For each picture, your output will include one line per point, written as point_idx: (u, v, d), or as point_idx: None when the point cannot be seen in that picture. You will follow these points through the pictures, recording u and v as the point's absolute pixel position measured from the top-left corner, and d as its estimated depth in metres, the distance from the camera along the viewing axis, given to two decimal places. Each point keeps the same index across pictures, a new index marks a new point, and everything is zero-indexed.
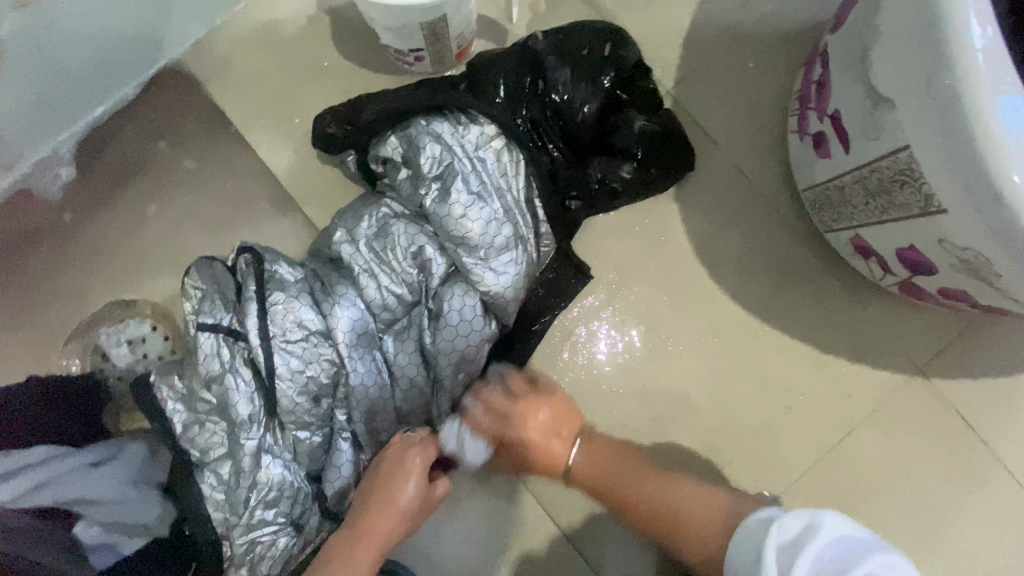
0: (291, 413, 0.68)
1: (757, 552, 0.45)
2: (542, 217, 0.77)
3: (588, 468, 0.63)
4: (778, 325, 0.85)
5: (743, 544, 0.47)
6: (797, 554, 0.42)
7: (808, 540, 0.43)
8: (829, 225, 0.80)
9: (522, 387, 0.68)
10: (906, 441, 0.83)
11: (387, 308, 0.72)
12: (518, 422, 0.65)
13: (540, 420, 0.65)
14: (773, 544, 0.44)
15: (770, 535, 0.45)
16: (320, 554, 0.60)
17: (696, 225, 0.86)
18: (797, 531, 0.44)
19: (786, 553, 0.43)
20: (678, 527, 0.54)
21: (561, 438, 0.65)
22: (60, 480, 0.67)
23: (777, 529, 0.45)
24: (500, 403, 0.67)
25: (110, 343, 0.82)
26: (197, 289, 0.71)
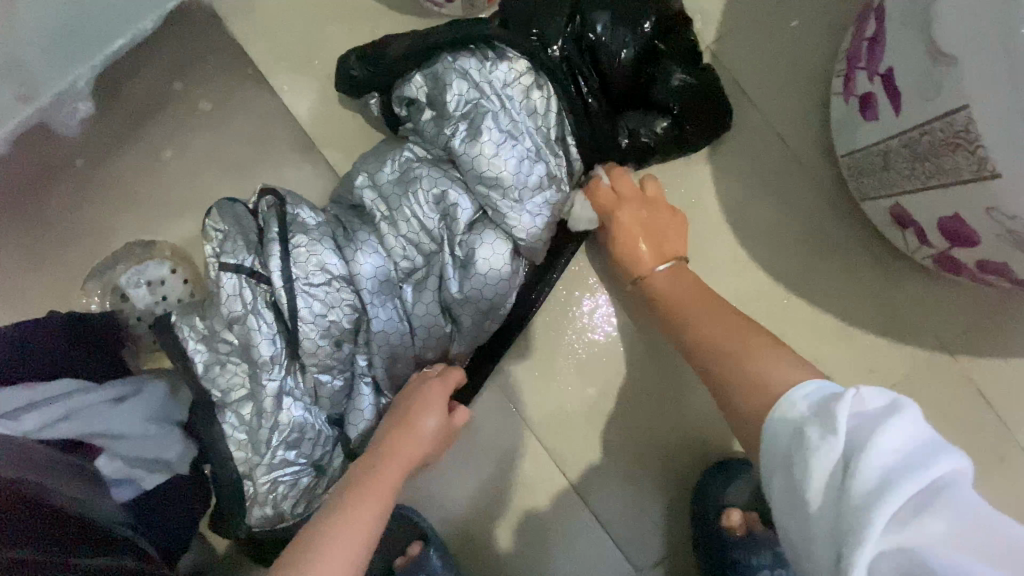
0: (313, 355, 0.68)
1: (824, 409, 0.42)
2: (576, 158, 0.76)
3: (671, 282, 0.70)
4: (804, 295, 0.83)
5: (796, 409, 0.45)
6: (875, 429, 0.39)
7: (887, 418, 0.40)
8: (868, 192, 0.77)
9: (610, 198, 0.74)
10: (926, 417, 0.82)
11: (409, 257, 0.71)
12: (642, 211, 0.74)
13: (651, 232, 0.73)
14: (848, 412, 0.41)
15: (840, 402, 0.42)
16: (340, 482, 0.57)
17: (727, 188, 0.84)
18: (876, 409, 0.41)
19: (863, 427, 0.40)
20: (739, 359, 0.54)
21: (660, 254, 0.73)
22: (82, 413, 0.67)
23: (852, 397, 0.42)
24: (627, 211, 0.73)
25: (130, 285, 0.82)
26: (218, 231, 0.69)
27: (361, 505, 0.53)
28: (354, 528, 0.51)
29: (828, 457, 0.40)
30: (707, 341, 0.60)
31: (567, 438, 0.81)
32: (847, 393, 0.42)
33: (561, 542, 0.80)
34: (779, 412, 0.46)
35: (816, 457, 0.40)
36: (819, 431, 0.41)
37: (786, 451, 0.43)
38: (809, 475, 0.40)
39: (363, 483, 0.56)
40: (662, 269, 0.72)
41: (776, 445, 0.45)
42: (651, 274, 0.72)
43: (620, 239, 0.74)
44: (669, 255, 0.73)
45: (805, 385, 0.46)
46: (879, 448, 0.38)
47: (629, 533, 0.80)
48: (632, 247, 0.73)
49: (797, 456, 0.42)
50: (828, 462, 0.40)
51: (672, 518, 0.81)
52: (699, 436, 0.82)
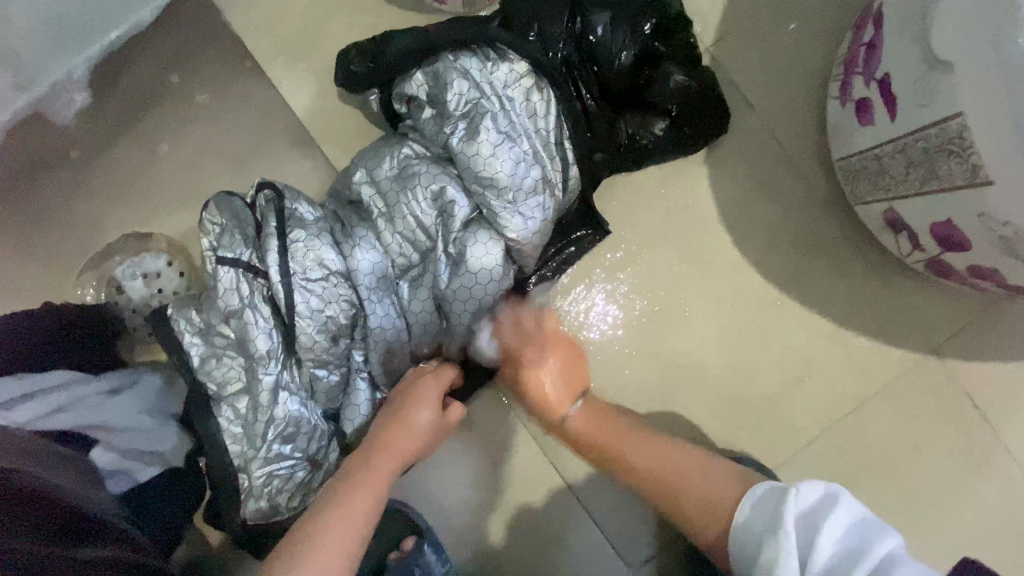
0: (309, 350, 0.68)
1: (774, 514, 0.48)
2: (572, 160, 0.74)
3: (589, 423, 0.63)
4: (798, 297, 0.84)
5: (752, 513, 0.50)
6: (819, 527, 0.45)
7: (827, 511, 0.46)
8: (863, 196, 0.78)
9: (515, 340, 0.69)
10: (914, 419, 0.83)
11: (405, 254, 0.71)
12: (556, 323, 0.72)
13: (566, 371, 0.66)
14: (792, 511, 0.47)
15: (786, 501, 0.47)
16: (335, 473, 0.58)
17: (723, 190, 0.84)
18: (815, 504, 0.47)
19: (809, 523, 0.46)
20: (671, 502, 0.56)
21: (571, 391, 0.65)
22: (77, 405, 0.67)
23: (795, 496, 0.47)
24: (534, 352, 0.68)
25: (125, 277, 0.82)
26: (215, 225, 0.69)
27: (353, 497, 0.54)
28: (345, 520, 0.52)
29: (788, 560, 0.45)
30: (651, 476, 0.58)
31: (561, 435, 0.82)
32: (790, 491, 0.48)
33: (553, 538, 0.81)
34: (741, 520, 0.50)
35: (776, 564, 0.45)
36: (775, 538, 0.46)
37: (751, 559, 0.48)
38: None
39: (357, 474, 0.56)
40: (574, 408, 0.64)
41: (742, 549, 0.49)
42: (567, 416, 0.64)
43: (530, 391, 0.66)
44: (580, 389, 0.66)
45: (753, 487, 0.52)
46: (824, 541, 0.44)
47: (621, 530, 0.81)
48: (542, 398, 0.65)
49: (761, 563, 0.46)
50: (788, 567, 0.44)
51: (664, 516, 0.82)
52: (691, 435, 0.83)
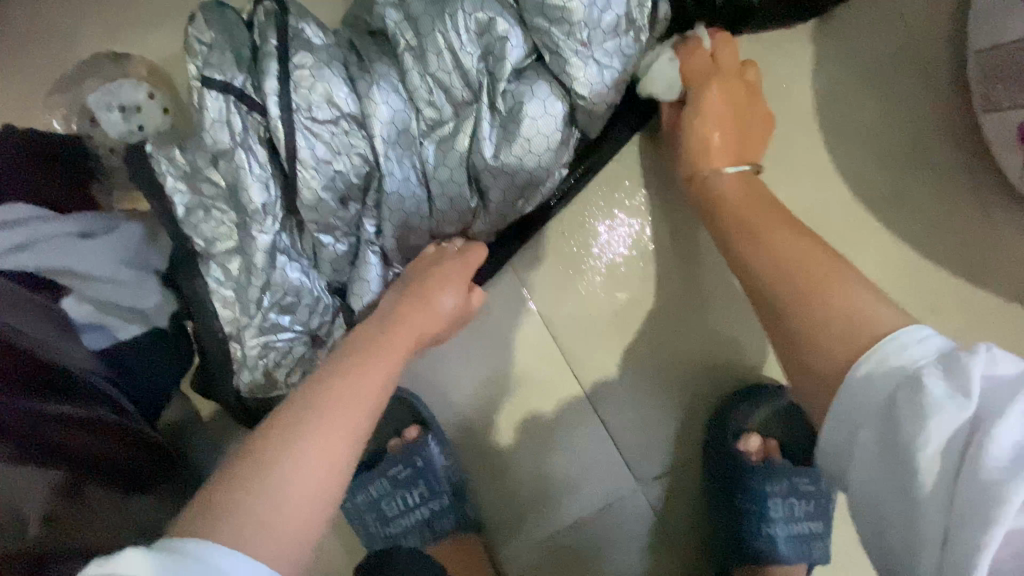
0: (314, 210, 0.57)
1: (947, 364, 0.35)
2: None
3: (743, 190, 0.58)
4: (880, 217, 0.72)
5: (908, 355, 0.38)
6: (1007, 399, 0.32)
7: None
8: (997, 101, 0.64)
9: (706, 62, 0.62)
10: None
11: (434, 104, 0.58)
12: (735, 87, 0.63)
13: (737, 119, 0.63)
14: (977, 367, 0.34)
15: (970, 355, 0.35)
16: (341, 344, 0.50)
17: (826, 77, 0.71)
18: (1011, 375, 0.34)
19: (996, 390, 0.33)
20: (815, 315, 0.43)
21: (737, 154, 0.62)
22: (45, 245, 0.58)
23: (984, 355, 0.35)
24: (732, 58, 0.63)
25: (99, 108, 0.68)
26: (202, 42, 0.55)
27: (361, 370, 0.46)
28: (351, 409, 0.42)
29: (953, 415, 0.33)
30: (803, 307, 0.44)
31: (587, 342, 0.74)
32: (975, 349, 0.35)
33: (561, 446, 0.74)
34: (884, 357, 0.38)
35: (942, 412, 0.33)
36: (942, 389, 0.34)
37: (884, 405, 0.37)
38: (927, 426, 0.34)
39: (368, 345, 0.49)
40: (733, 169, 0.60)
41: (875, 391, 0.38)
42: (718, 172, 0.60)
43: (699, 111, 0.62)
44: (747, 158, 0.62)
45: (911, 327, 0.39)
46: (1016, 414, 0.32)
47: (636, 450, 0.74)
48: (706, 136, 0.61)
49: (895, 417, 0.36)
50: (943, 429, 0.33)
51: (682, 440, 0.75)
52: (729, 358, 0.75)
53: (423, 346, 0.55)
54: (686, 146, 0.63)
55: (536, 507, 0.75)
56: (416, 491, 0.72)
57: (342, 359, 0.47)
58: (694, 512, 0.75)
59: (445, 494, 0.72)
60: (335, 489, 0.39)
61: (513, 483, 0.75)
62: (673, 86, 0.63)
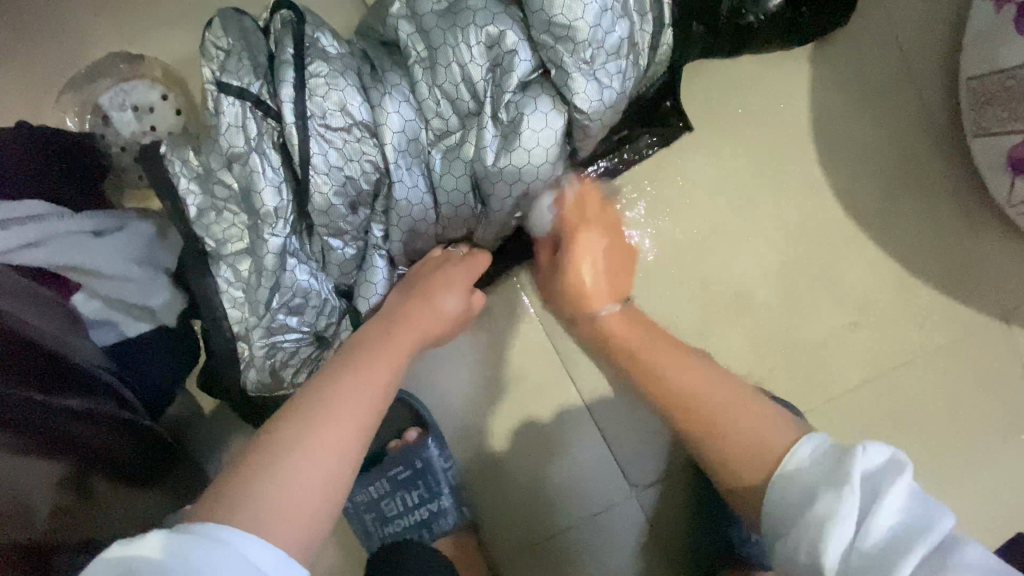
0: (324, 214, 0.58)
1: (832, 479, 0.39)
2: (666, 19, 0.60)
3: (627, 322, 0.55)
4: (873, 234, 0.74)
5: (803, 468, 0.41)
6: (883, 499, 0.38)
7: (895, 478, 0.38)
8: (987, 127, 0.66)
9: (574, 217, 0.62)
10: (978, 390, 0.72)
11: (443, 115, 0.59)
12: (603, 231, 0.63)
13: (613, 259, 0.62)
14: (860, 475, 0.39)
15: (854, 458, 0.39)
16: (348, 343, 0.52)
17: (824, 97, 0.74)
18: (881, 468, 0.39)
19: (874, 483, 0.39)
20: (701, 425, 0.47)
21: (615, 293, 0.58)
22: (59, 242, 0.58)
23: (862, 458, 0.39)
24: (594, 199, 0.64)
25: (112, 107, 0.70)
26: (219, 48, 0.57)
27: (367, 368, 0.47)
28: (359, 407, 0.44)
29: (847, 525, 0.38)
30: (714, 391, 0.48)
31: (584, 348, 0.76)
32: (854, 451, 0.40)
33: (558, 450, 0.76)
34: (785, 473, 0.42)
35: (838, 520, 0.38)
36: (833, 503, 0.38)
37: (795, 511, 0.40)
38: (826, 537, 0.38)
39: (375, 344, 0.50)
40: (610, 310, 0.56)
41: (782, 505, 0.41)
42: (599, 316, 0.56)
43: (571, 267, 0.60)
44: (623, 294, 0.59)
45: (803, 439, 0.43)
46: (890, 510, 0.37)
47: (631, 455, 0.76)
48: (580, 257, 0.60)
49: (801, 529, 0.39)
50: (843, 539, 0.37)
51: (675, 447, 0.76)
52: None
53: (428, 346, 0.56)
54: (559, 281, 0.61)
55: (532, 510, 0.76)
56: (416, 492, 0.74)
57: (350, 357, 0.49)
58: (686, 521, 0.76)
59: (444, 496, 0.73)
60: (341, 486, 0.41)
61: (509, 486, 0.76)
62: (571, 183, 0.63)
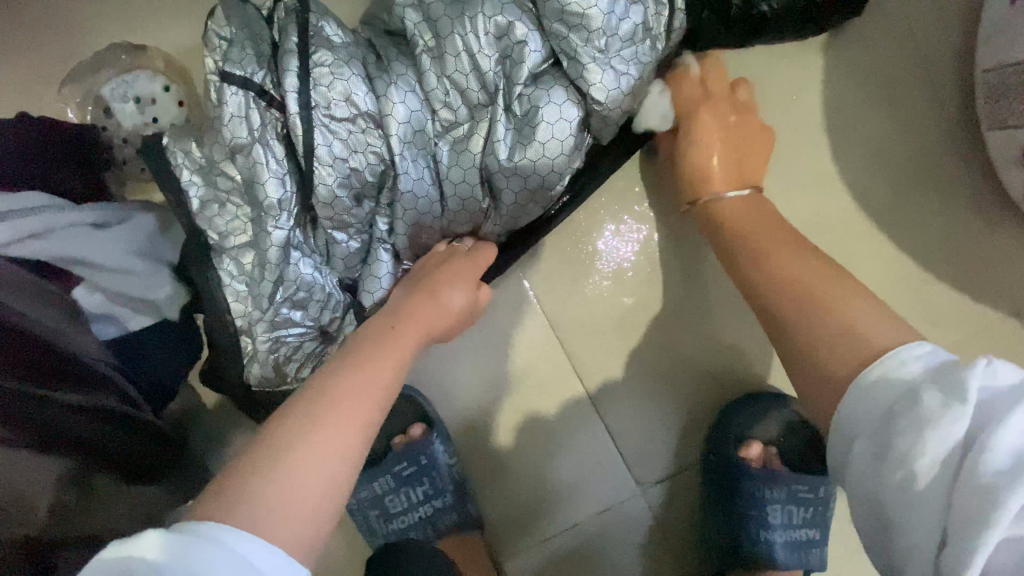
0: (328, 207, 0.57)
1: (940, 381, 0.36)
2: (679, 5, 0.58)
3: (750, 211, 0.61)
4: (884, 230, 0.72)
5: (903, 372, 0.38)
6: (1006, 407, 0.33)
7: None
8: (1003, 120, 0.64)
9: (694, 95, 0.66)
10: None
11: (450, 106, 0.58)
12: (728, 113, 0.66)
13: (734, 146, 0.65)
14: (976, 384, 0.34)
15: (974, 368, 0.35)
16: (352, 336, 0.51)
17: (835, 90, 0.72)
18: (1009, 386, 0.34)
19: (995, 399, 0.34)
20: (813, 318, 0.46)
21: (739, 176, 0.65)
22: (59, 234, 0.57)
23: (985, 368, 0.35)
24: (719, 80, 0.68)
25: (114, 98, 0.69)
26: (221, 37, 0.56)
27: (373, 361, 0.47)
28: (364, 399, 0.43)
29: (948, 432, 0.34)
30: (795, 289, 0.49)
31: (590, 344, 0.75)
32: (976, 362, 0.36)
33: (562, 447, 0.75)
34: (885, 374, 0.39)
35: (942, 424, 0.34)
36: (938, 404, 0.35)
37: (883, 414, 0.38)
38: (923, 438, 0.35)
39: (379, 337, 0.50)
40: (733, 194, 0.63)
41: (875, 406, 0.38)
42: (720, 197, 0.63)
43: (698, 142, 0.65)
44: (747, 181, 0.65)
45: (909, 343, 0.40)
46: (1015, 426, 0.33)
47: (637, 452, 0.75)
48: (705, 162, 0.65)
49: (892, 429, 0.36)
50: (946, 441, 0.34)
51: (682, 444, 0.75)
52: (732, 364, 0.75)
53: (433, 340, 0.56)
54: (686, 162, 0.66)
55: (536, 507, 0.75)
56: (420, 489, 0.73)
57: (354, 350, 0.48)
58: (691, 519, 0.75)
59: (448, 493, 0.73)
60: (346, 479, 0.40)
61: (513, 483, 0.76)
62: (665, 117, 0.66)
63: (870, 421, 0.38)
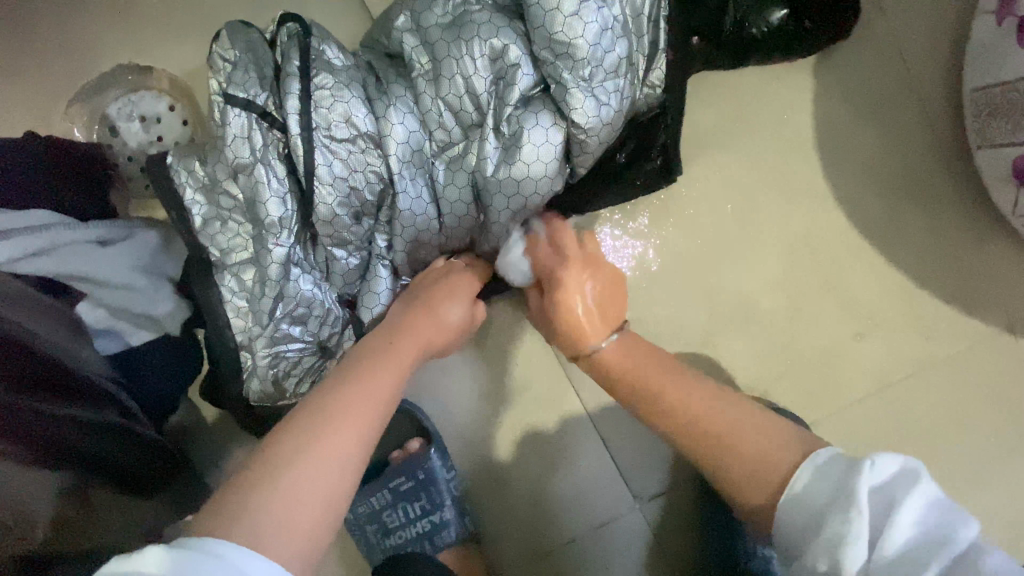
0: (328, 225, 0.59)
1: (842, 487, 0.39)
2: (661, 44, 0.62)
3: (625, 354, 0.55)
4: (877, 246, 0.73)
5: (811, 484, 0.41)
6: (898, 503, 0.37)
7: (907, 488, 0.38)
8: (991, 138, 0.66)
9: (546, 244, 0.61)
10: (985, 400, 0.72)
11: (446, 127, 0.60)
12: (578, 266, 0.59)
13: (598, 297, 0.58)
14: (867, 486, 0.38)
15: (862, 473, 0.39)
16: (351, 350, 0.52)
17: (826, 109, 0.74)
18: (893, 482, 0.38)
19: (885, 498, 0.38)
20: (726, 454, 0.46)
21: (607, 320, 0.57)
22: (64, 251, 0.59)
23: (873, 469, 0.39)
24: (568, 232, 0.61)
25: (119, 118, 0.71)
26: (226, 60, 0.58)
27: (371, 377, 0.47)
28: (362, 414, 0.44)
29: (860, 542, 0.37)
30: (693, 427, 0.48)
31: None
32: (863, 463, 0.39)
33: (559, 461, 0.75)
34: (793, 489, 0.42)
35: (852, 538, 0.37)
36: (844, 519, 0.38)
37: (806, 525, 0.40)
38: (841, 552, 0.37)
39: (378, 353, 0.50)
40: (609, 345, 0.56)
41: (795, 522, 0.41)
42: (597, 352, 0.56)
43: (559, 314, 0.58)
44: (618, 326, 0.58)
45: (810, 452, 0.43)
46: (904, 524, 0.37)
47: (634, 467, 0.75)
48: (570, 314, 0.57)
49: (814, 539, 0.39)
50: (860, 547, 0.37)
51: (678, 460, 0.75)
52: None
53: (430, 356, 0.56)
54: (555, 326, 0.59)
55: (533, 522, 0.75)
56: (417, 504, 0.73)
57: (352, 366, 0.49)
58: (689, 535, 0.75)
59: (446, 508, 0.73)
60: (344, 494, 0.41)
61: (511, 498, 0.76)
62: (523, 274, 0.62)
63: (793, 538, 0.41)
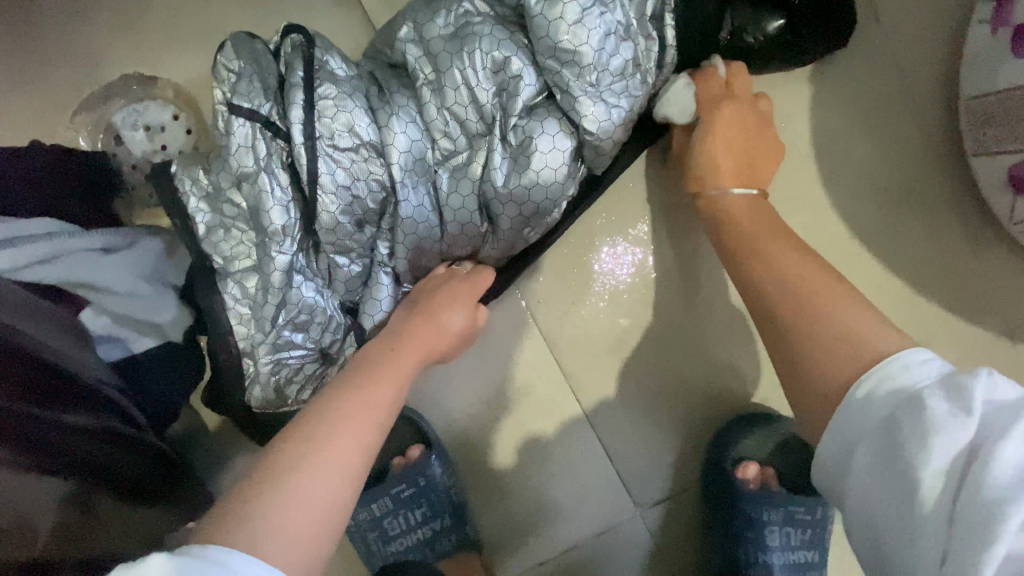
0: (331, 233, 0.59)
1: (944, 389, 0.36)
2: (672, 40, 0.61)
3: (751, 218, 0.60)
4: (875, 252, 0.74)
5: (905, 382, 0.39)
6: (1009, 418, 0.33)
7: (1021, 410, 0.34)
8: (988, 146, 0.66)
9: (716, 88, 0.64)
10: None
11: (449, 135, 0.60)
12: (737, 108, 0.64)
13: (741, 151, 0.64)
14: (978, 393, 0.35)
15: (973, 380, 0.35)
16: (353, 356, 0.52)
17: (824, 117, 0.75)
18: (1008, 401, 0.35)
19: (997, 411, 0.34)
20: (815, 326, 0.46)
21: (748, 176, 0.63)
22: (68, 259, 0.59)
23: (988, 379, 0.35)
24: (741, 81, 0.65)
25: (124, 126, 0.72)
26: (230, 71, 0.59)
27: (373, 383, 0.48)
28: (363, 419, 0.44)
29: (950, 441, 0.34)
30: (796, 296, 0.49)
31: (588, 365, 0.76)
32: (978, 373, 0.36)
33: (560, 468, 0.75)
34: (880, 382, 0.40)
35: (939, 435, 0.34)
36: (942, 412, 0.35)
37: (883, 422, 0.38)
38: (922, 449, 0.35)
39: (379, 358, 0.51)
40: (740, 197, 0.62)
41: (874, 416, 0.39)
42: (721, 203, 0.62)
43: (700, 154, 0.64)
44: (754, 184, 0.63)
45: (911, 351, 0.40)
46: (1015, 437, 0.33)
47: (635, 474, 0.75)
48: (712, 166, 0.63)
49: (896, 439, 0.36)
50: (948, 448, 0.34)
51: (679, 465, 0.76)
52: (729, 384, 0.76)
53: (431, 361, 0.57)
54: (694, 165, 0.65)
55: (534, 529, 0.75)
56: (418, 511, 0.73)
57: (354, 372, 0.49)
58: (690, 540, 0.75)
59: (446, 515, 0.73)
60: (345, 500, 0.41)
61: (512, 504, 0.76)
62: (686, 112, 0.65)
63: (867, 433, 0.39)
